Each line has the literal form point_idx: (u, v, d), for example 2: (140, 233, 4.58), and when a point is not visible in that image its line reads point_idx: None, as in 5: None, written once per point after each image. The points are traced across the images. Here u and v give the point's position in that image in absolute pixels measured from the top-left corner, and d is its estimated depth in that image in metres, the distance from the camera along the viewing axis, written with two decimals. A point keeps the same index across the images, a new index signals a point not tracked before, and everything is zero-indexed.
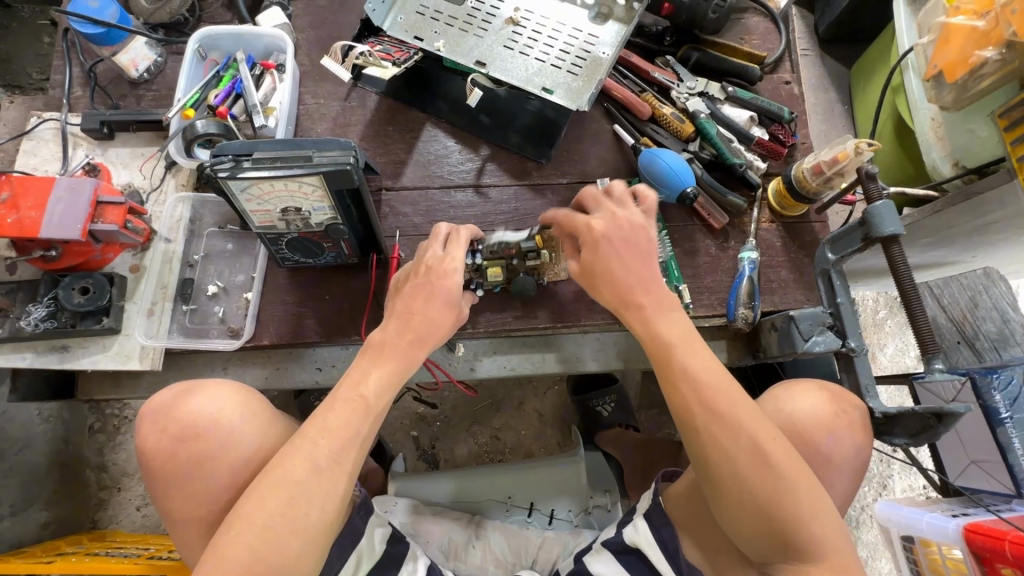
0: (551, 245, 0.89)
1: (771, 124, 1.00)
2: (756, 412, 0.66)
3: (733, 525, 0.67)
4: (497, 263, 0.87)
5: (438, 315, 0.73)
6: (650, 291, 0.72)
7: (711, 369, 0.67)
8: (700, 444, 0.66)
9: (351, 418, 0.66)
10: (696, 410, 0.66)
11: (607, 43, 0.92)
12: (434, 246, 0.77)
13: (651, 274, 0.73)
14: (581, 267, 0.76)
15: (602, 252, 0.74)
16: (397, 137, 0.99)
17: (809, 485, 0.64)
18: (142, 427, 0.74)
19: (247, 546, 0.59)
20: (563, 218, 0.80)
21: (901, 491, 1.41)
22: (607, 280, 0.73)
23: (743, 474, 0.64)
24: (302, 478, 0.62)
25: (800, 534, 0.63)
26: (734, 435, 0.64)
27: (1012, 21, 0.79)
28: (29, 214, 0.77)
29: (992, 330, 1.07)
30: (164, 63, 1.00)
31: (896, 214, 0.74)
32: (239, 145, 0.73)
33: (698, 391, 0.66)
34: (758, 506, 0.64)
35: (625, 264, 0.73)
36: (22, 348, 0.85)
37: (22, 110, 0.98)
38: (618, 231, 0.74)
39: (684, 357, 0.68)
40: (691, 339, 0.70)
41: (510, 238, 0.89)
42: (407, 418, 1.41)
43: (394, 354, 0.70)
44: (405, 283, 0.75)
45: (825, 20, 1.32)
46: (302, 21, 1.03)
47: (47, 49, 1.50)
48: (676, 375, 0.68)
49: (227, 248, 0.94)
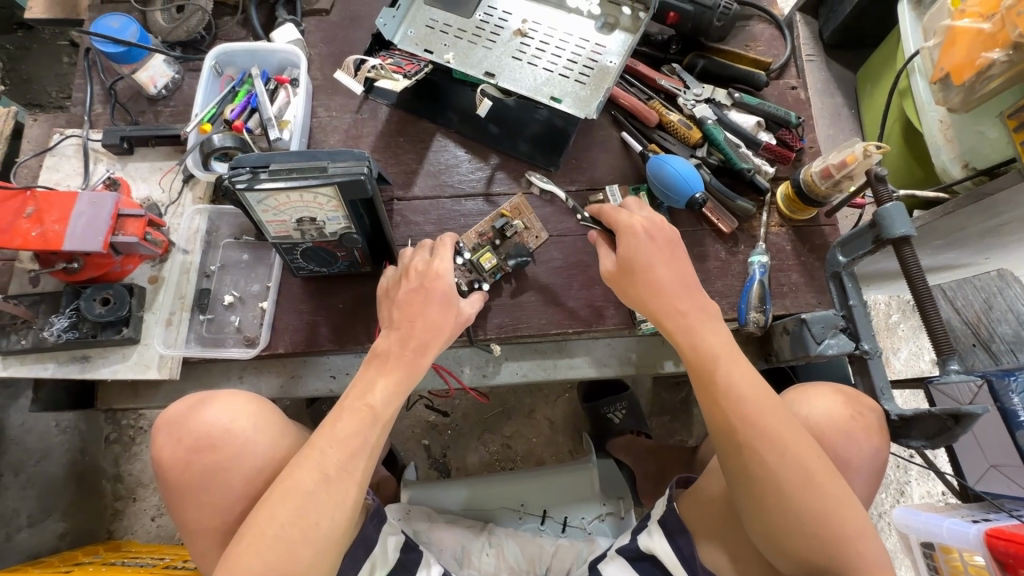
0: (520, 215, 0.96)
1: (777, 129, 1.01)
2: (798, 428, 0.66)
3: (769, 542, 0.66)
4: (485, 250, 0.89)
5: (434, 315, 0.74)
6: (695, 303, 0.73)
7: (754, 384, 0.68)
8: (743, 460, 0.65)
9: (360, 428, 0.67)
10: (742, 427, 0.65)
11: (614, 53, 0.93)
12: (421, 254, 0.79)
13: (693, 286, 0.75)
14: (618, 264, 0.77)
15: (643, 250, 0.75)
16: (407, 148, 1.00)
17: (853, 503, 0.64)
18: (157, 438, 0.75)
19: (261, 556, 0.59)
20: (609, 211, 0.81)
21: (920, 497, 1.39)
22: (648, 285, 0.74)
23: (787, 492, 0.63)
24: (311, 488, 0.63)
25: (845, 553, 0.63)
26: (779, 452, 0.64)
27: (1018, 24, 0.80)
28: (53, 227, 0.79)
29: (1008, 332, 1.05)
30: (181, 80, 1.03)
31: (906, 216, 0.73)
32: (256, 157, 0.75)
33: (742, 406, 0.66)
34: (802, 524, 0.63)
35: (668, 275, 0.74)
36: (45, 358, 0.87)
37: (45, 128, 1.01)
38: (660, 232, 0.77)
39: (728, 370, 0.68)
40: (735, 354, 0.70)
41: (482, 227, 0.95)
42: (419, 427, 1.41)
43: (399, 363, 0.71)
44: (397, 290, 0.76)
45: (829, 26, 1.30)
46: (314, 37, 1.06)
47: (67, 68, 1.54)
48: (719, 389, 0.68)
49: (242, 258, 0.96)
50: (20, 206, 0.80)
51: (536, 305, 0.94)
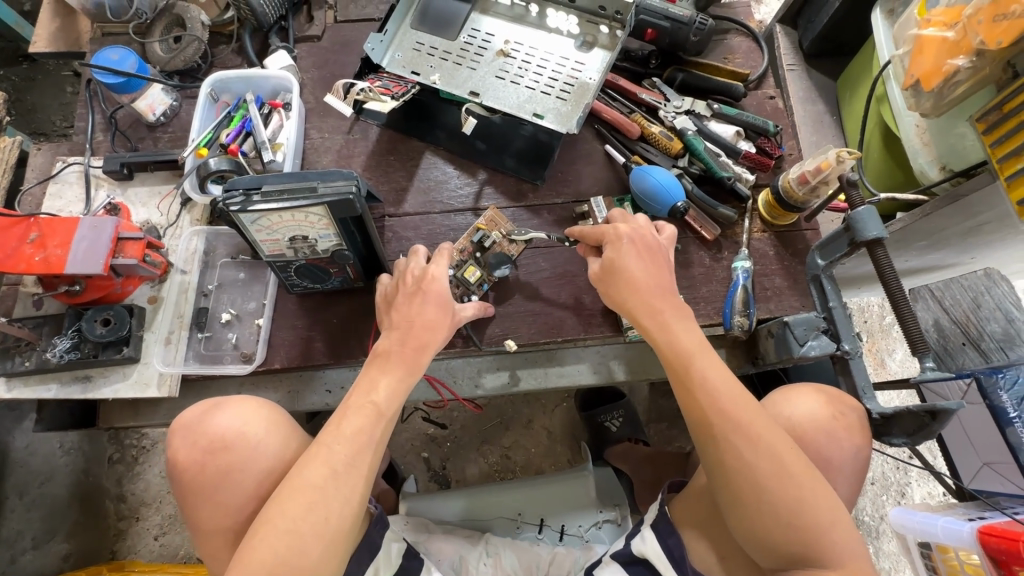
0: (497, 225, 0.97)
1: (757, 137, 1.04)
2: (772, 423, 0.68)
3: (748, 535, 0.68)
4: (467, 265, 0.93)
5: (431, 315, 0.76)
6: (671, 301, 0.75)
7: (729, 380, 0.69)
8: (720, 454, 0.67)
9: (368, 425, 0.69)
10: (716, 421, 0.67)
11: (593, 70, 0.96)
12: (418, 259, 0.82)
13: (668, 286, 0.76)
14: (603, 266, 0.79)
15: (624, 253, 0.77)
16: (398, 166, 1.03)
17: (827, 493, 0.65)
18: (172, 442, 0.78)
19: (273, 550, 0.61)
20: (592, 232, 0.82)
21: (921, 498, 1.39)
22: (629, 282, 0.76)
23: (763, 483, 0.65)
24: (322, 485, 0.65)
25: (822, 543, 0.64)
26: (754, 446, 0.66)
27: (979, 32, 0.84)
28: (56, 251, 0.82)
29: (997, 331, 1.04)
30: (179, 107, 1.06)
31: (877, 218, 0.76)
32: (249, 180, 0.78)
33: (717, 401, 0.68)
34: (778, 515, 0.64)
35: (646, 274, 0.76)
36: (48, 379, 0.89)
37: (48, 156, 1.05)
38: (641, 235, 0.78)
39: (704, 366, 0.70)
40: (709, 350, 0.72)
41: (461, 242, 0.96)
42: (418, 439, 1.43)
43: (400, 362, 0.73)
44: (396, 296, 0.79)
45: (808, 36, 1.34)
46: (306, 63, 1.10)
47: (71, 98, 1.59)
48: (695, 385, 0.69)
49: (239, 277, 0.98)
50: (24, 231, 0.83)
51: (525, 314, 0.96)
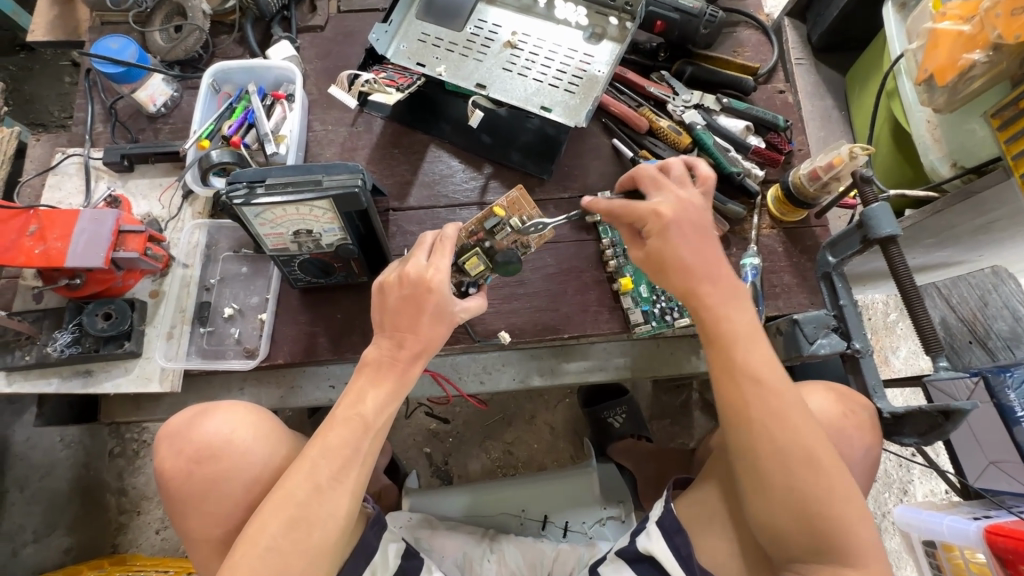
0: (519, 210, 0.87)
1: (766, 132, 1.03)
2: (812, 414, 0.66)
3: (767, 525, 0.67)
4: (472, 254, 0.84)
5: (426, 331, 0.69)
6: (717, 283, 0.70)
7: (771, 367, 0.67)
8: (752, 438, 0.65)
9: (352, 438, 0.66)
10: (754, 405, 0.65)
11: (602, 62, 0.95)
12: (416, 255, 0.72)
13: (721, 267, 0.70)
14: (647, 256, 0.72)
15: (671, 241, 0.70)
16: (402, 159, 1.02)
17: (855, 492, 0.65)
18: (159, 450, 0.77)
19: (252, 570, 0.60)
20: (621, 208, 0.74)
21: (923, 496, 1.38)
22: (677, 270, 0.70)
23: (792, 470, 0.64)
24: (302, 499, 0.64)
25: (844, 537, 0.63)
26: (789, 432, 0.64)
27: (997, 25, 0.83)
28: (56, 244, 0.81)
29: (1004, 329, 0.99)
30: (180, 98, 1.04)
31: (892, 215, 0.75)
32: (252, 172, 0.77)
33: (757, 387, 0.66)
34: (804, 504, 0.64)
35: (693, 255, 0.70)
36: (49, 373, 0.88)
37: (48, 147, 1.03)
38: (687, 216, 0.70)
39: (747, 353, 0.68)
40: (755, 334, 0.69)
41: (471, 224, 0.88)
42: (420, 434, 1.42)
43: (391, 372, 0.69)
44: (388, 293, 0.70)
45: (817, 29, 1.32)
46: (309, 53, 1.08)
47: (69, 88, 1.57)
48: (737, 369, 0.67)
49: (242, 271, 0.97)
50: (24, 224, 0.82)
51: (531, 311, 0.95)
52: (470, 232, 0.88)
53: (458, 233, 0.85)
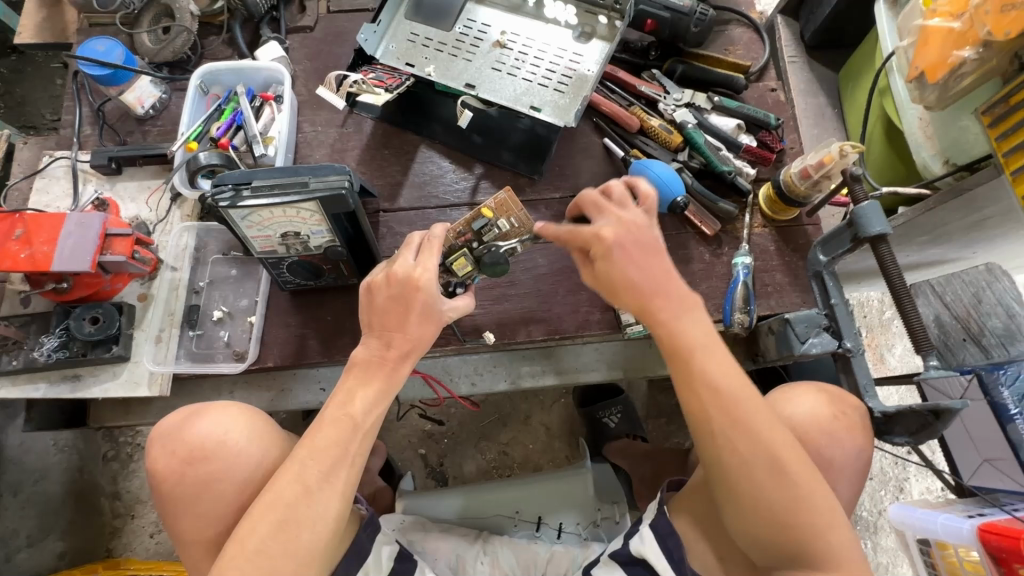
0: (507, 212, 0.85)
1: (757, 131, 1.02)
2: (773, 419, 0.65)
3: (741, 530, 0.67)
4: (459, 255, 0.84)
5: (415, 330, 0.69)
6: (669, 300, 0.68)
7: (732, 376, 0.66)
8: (716, 450, 0.65)
9: (341, 439, 0.66)
10: (717, 417, 0.65)
11: (592, 62, 0.94)
12: (404, 255, 0.71)
13: (672, 279, 0.69)
14: (596, 279, 0.71)
15: (616, 262, 0.68)
16: (392, 160, 1.01)
17: (825, 496, 0.64)
18: (150, 451, 0.76)
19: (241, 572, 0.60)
20: (568, 233, 0.73)
21: (920, 494, 1.38)
22: (628, 290, 0.68)
23: (758, 479, 0.64)
24: (292, 500, 0.63)
25: (816, 543, 0.63)
26: (751, 442, 0.64)
27: (987, 22, 0.82)
28: (42, 248, 0.80)
29: (998, 326, 0.95)
30: (169, 100, 1.04)
31: (882, 214, 0.74)
32: (238, 174, 0.76)
33: (717, 400, 0.65)
34: (773, 513, 0.64)
35: (643, 273, 0.68)
36: (36, 378, 0.88)
37: (36, 150, 1.03)
38: (630, 236, 0.69)
39: (706, 364, 0.66)
40: (712, 345, 0.67)
41: (460, 224, 0.86)
42: (415, 436, 1.42)
43: (379, 372, 0.68)
44: (376, 293, 0.70)
45: (810, 27, 1.32)
46: (299, 54, 1.07)
47: (60, 90, 1.56)
48: (697, 382, 0.66)
49: (231, 274, 0.97)
50: (9, 228, 0.81)
51: (523, 311, 0.95)
52: (457, 234, 0.86)
53: (446, 234, 0.84)
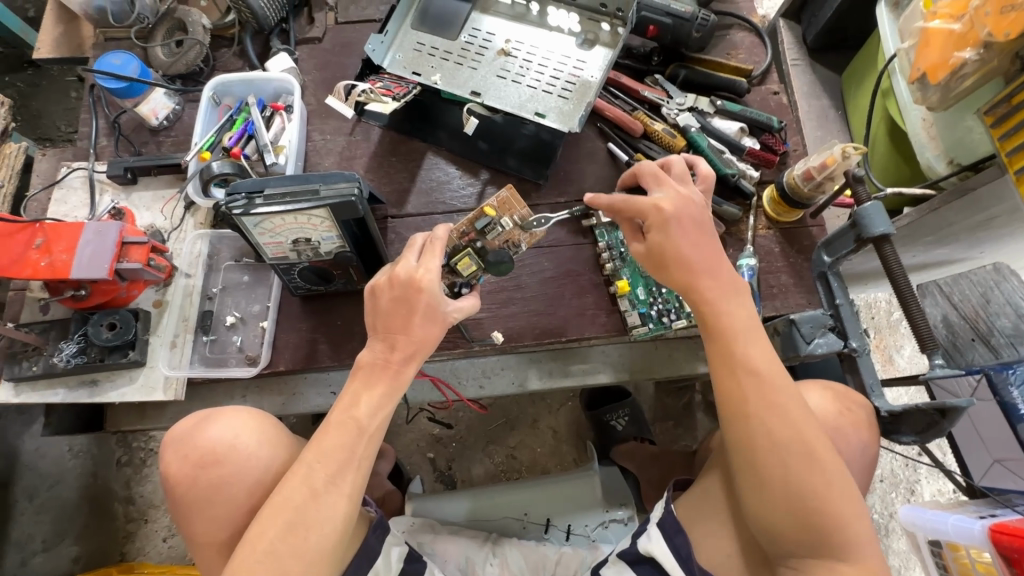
0: (510, 210, 0.88)
1: (761, 133, 1.03)
2: (805, 404, 0.67)
3: (764, 518, 0.67)
4: (463, 254, 0.86)
5: (419, 332, 0.70)
6: (716, 278, 0.71)
7: (768, 359, 0.69)
8: (748, 429, 0.67)
9: (346, 443, 0.67)
10: (753, 396, 0.67)
11: (595, 68, 0.96)
12: (407, 257, 0.72)
13: (719, 260, 0.72)
14: (647, 250, 0.74)
15: (672, 234, 0.72)
16: (400, 167, 1.03)
17: (848, 486, 0.65)
18: (164, 455, 0.78)
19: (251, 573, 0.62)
20: (620, 202, 0.76)
21: (931, 496, 1.37)
22: (677, 263, 0.72)
23: (789, 461, 0.64)
24: (299, 502, 0.64)
25: (840, 530, 0.63)
26: (784, 423, 0.65)
27: (987, 24, 0.83)
28: (61, 256, 0.83)
29: (1007, 326, 0.92)
30: (182, 111, 1.06)
31: (885, 214, 0.75)
32: (251, 183, 0.78)
33: (755, 378, 0.67)
34: (799, 498, 0.64)
35: (693, 250, 0.71)
36: (55, 384, 0.90)
37: (53, 162, 1.05)
38: (688, 211, 0.73)
39: (746, 346, 0.69)
40: (752, 329, 0.70)
41: (463, 225, 0.87)
42: (423, 440, 1.43)
43: (382, 377, 0.69)
44: (381, 296, 0.71)
45: (812, 30, 1.32)
46: (308, 65, 1.10)
47: (75, 103, 1.60)
48: (736, 361, 0.68)
49: (243, 280, 0.99)
50: (29, 237, 0.83)
51: (529, 315, 0.96)
52: (460, 233, 0.87)
53: (450, 235, 0.85)
